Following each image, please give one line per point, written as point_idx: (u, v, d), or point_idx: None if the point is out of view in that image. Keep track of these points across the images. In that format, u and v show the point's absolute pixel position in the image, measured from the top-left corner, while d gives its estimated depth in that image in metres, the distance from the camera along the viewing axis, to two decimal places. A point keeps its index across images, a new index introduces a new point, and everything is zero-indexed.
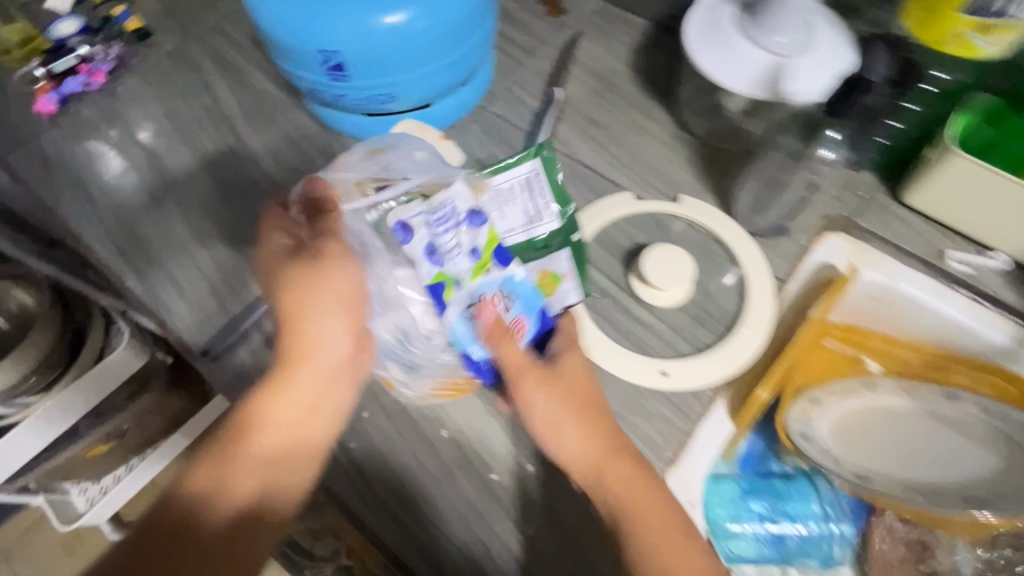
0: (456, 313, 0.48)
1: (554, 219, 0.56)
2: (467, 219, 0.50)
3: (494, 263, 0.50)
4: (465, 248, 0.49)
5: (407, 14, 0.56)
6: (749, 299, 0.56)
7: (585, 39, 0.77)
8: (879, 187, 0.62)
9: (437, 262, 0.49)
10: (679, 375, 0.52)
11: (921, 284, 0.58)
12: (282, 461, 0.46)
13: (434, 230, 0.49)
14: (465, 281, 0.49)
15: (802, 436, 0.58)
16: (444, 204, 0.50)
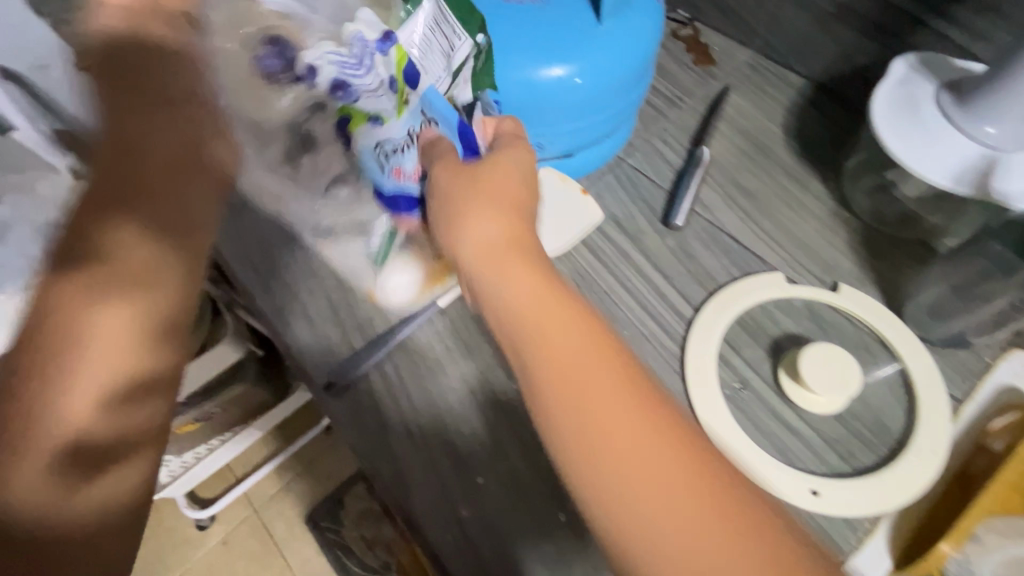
0: (366, 143, 0.48)
1: (467, 38, 0.48)
2: (373, 47, 0.45)
3: (409, 93, 0.47)
4: (383, 83, 0.46)
5: (571, 68, 0.54)
6: (919, 419, 0.49)
7: (735, 94, 0.73)
8: None
9: (353, 99, 0.46)
10: (834, 497, 0.46)
11: None
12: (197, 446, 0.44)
13: (345, 70, 0.45)
14: (386, 119, 0.47)
15: None
16: (353, 41, 0.46)
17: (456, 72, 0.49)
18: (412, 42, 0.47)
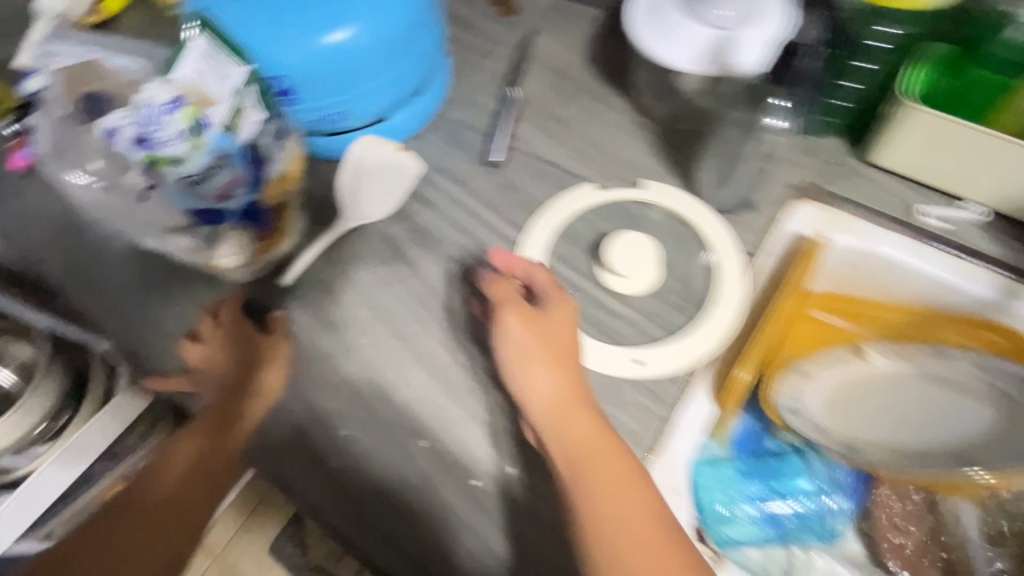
0: (170, 185, 0.51)
1: (242, 66, 0.52)
2: (166, 108, 0.49)
3: (206, 135, 0.50)
4: (178, 133, 0.49)
5: (351, 31, 0.56)
6: (719, 278, 0.55)
7: (540, 34, 0.77)
8: (846, 151, 0.61)
9: (149, 149, 0.49)
10: (653, 362, 0.52)
11: (895, 242, 0.56)
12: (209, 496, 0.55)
13: (145, 130, 0.49)
14: (184, 161, 0.50)
15: (791, 411, 0.57)
16: (145, 105, 0.49)
17: (238, 101, 0.52)
18: (190, 77, 0.50)
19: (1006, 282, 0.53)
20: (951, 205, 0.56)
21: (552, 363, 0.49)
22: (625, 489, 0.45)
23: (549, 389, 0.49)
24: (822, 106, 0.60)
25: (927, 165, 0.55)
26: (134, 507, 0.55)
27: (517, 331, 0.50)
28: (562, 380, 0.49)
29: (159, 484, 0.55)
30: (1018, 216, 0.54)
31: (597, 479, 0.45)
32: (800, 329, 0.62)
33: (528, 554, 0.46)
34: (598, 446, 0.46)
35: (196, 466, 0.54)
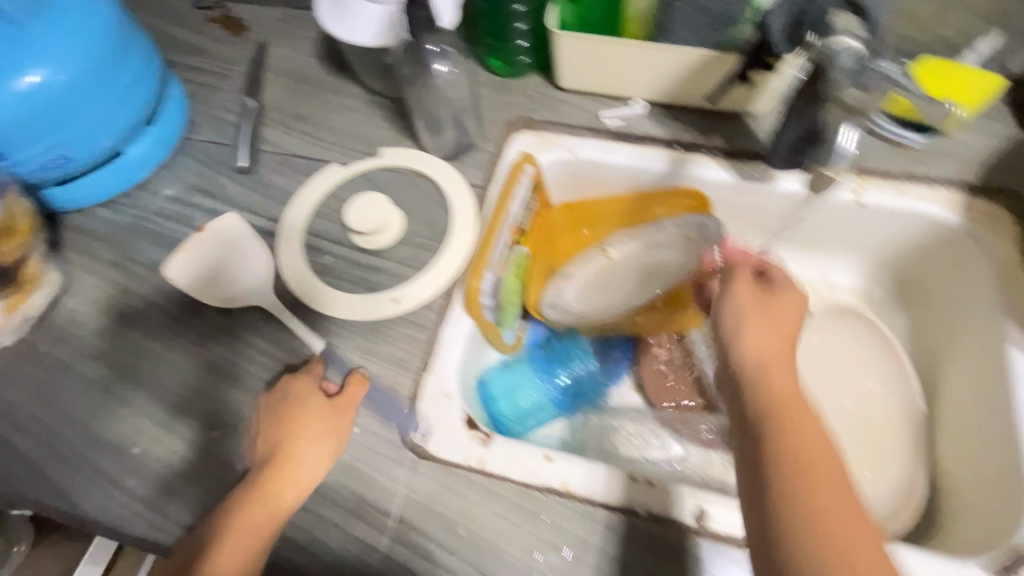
0: None
1: None
2: None
3: None
4: None
5: (43, 71, 0.56)
6: (454, 212, 0.63)
7: (272, 45, 0.82)
8: (543, 83, 0.72)
9: None
10: (408, 297, 0.58)
11: (591, 146, 0.68)
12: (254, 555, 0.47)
13: None
14: None
15: (551, 305, 0.68)
16: None
17: None
18: None
19: (673, 154, 0.66)
20: (625, 106, 0.69)
21: (778, 305, 0.53)
22: (830, 461, 0.43)
23: (779, 327, 0.51)
24: (510, 50, 0.70)
25: (595, 78, 0.67)
26: (221, 546, 0.46)
27: (747, 301, 0.53)
28: (787, 325, 0.52)
29: (237, 529, 0.47)
30: (673, 101, 0.67)
31: (779, 438, 0.44)
32: (560, 241, 0.73)
33: (328, 493, 0.51)
34: (807, 414, 0.45)
35: (264, 514, 0.47)
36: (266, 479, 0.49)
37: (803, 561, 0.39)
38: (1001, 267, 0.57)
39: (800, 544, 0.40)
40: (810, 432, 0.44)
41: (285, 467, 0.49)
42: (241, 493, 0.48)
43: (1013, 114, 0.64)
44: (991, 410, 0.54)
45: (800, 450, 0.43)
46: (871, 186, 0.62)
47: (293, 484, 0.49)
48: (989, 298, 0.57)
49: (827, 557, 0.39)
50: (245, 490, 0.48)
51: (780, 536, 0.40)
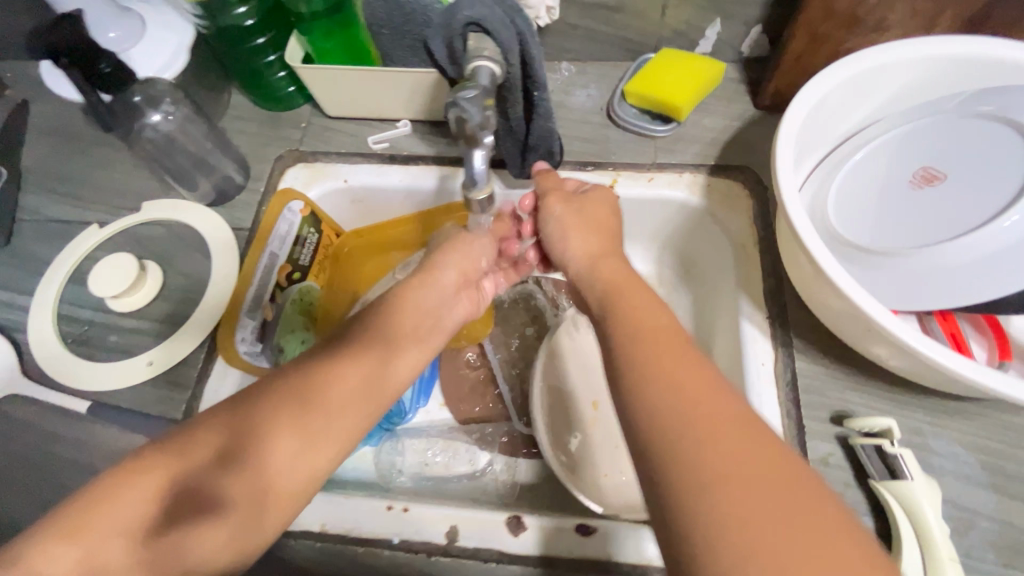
0: None
1: None
2: None
3: None
4: None
5: None
6: (216, 261, 0.62)
7: (35, 100, 0.77)
8: (313, 113, 0.71)
9: None
10: (163, 358, 0.57)
11: (364, 171, 0.68)
12: (318, 435, 0.40)
13: None
14: None
15: None
16: None
17: None
18: None
19: (440, 171, 0.67)
20: (391, 128, 0.69)
21: (598, 230, 0.50)
22: (662, 357, 0.37)
23: (588, 249, 0.49)
24: (270, 86, 0.69)
25: (355, 104, 0.67)
26: (288, 429, 0.39)
27: (564, 215, 0.51)
28: (602, 244, 0.49)
29: (298, 455, 0.39)
30: (436, 118, 0.68)
31: (634, 351, 0.38)
32: (364, 266, 0.74)
33: None
34: (659, 320, 0.40)
35: (315, 430, 0.40)
36: (312, 405, 0.40)
37: (672, 466, 0.31)
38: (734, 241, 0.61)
39: (698, 504, 0.30)
40: (673, 347, 0.37)
41: (318, 387, 0.41)
42: (283, 404, 0.40)
43: (748, 93, 0.67)
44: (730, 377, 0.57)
45: (658, 358, 0.37)
46: (624, 178, 0.65)
47: (322, 413, 0.40)
48: (729, 273, 0.61)
49: (715, 470, 0.31)
50: (280, 406, 0.40)
51: (665, 448, 0.32)
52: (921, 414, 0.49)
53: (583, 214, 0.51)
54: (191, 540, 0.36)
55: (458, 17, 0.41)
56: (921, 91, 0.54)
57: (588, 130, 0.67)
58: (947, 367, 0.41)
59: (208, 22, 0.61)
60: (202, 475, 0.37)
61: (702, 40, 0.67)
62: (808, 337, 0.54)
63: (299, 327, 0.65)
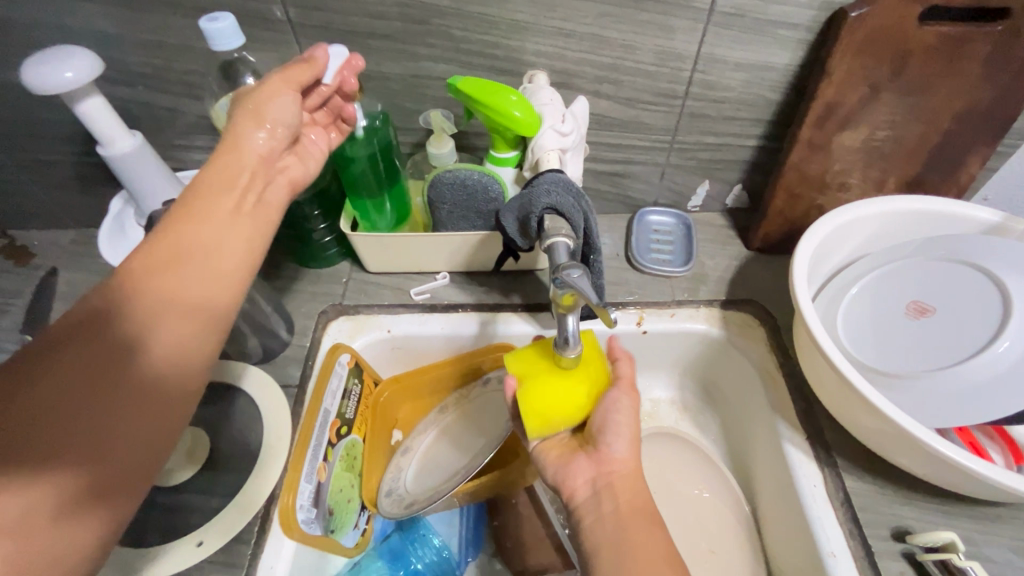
0: None
1: None
2: None
3: None
4: None
5: None
6: (266, 421, 0.61)
7: (64, 269, 0.77)
8: (353, 269, 0.76)
9: None
10: (213, 536, 0.54)
11: (407, 321, 0.72)
12: (146, 410, 0.38)
13: None
14: None
15: (389, 492, 0.67)
16: None
17: None
18: None
19: (481, 315, 0.72)
20: (431, 280, 0.75)
21: (635, 434, 0.52)
22: (641, 543, 0.47)
23: (631, 454, 0.52)
24: (317, 246, 0.74)
25: (399, 260, 0.73)
26: (192, 276, 0.42)
27: (625, 412, 0.53)
28: (636, 457, 0.52)
29: (172, 303, 0.40)
30: (471, 270, 0.75)
31: (642, 550, 0.47)
32: (408, 407, 0.75)
33: None
34: (645, 501, 0.50)
35: (233, 204, 0.46)
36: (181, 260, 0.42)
37: None
38: (760, 368, 0.67)
39: None
40: (663, 547, 0.47)
41: (190, 220, 0.43)
42: (195, 202, 0.44)
43: (739, 237, 0.79)
44: (782, 495, 0.61)
45: (639, 552, 0.47)
46: (648, 316, 0.72)
47: (210, 219, 0.44)
48: (759, 397, 0.67)
49: None
50: (165, 246, 0.42)
51: None
52: (965, 521, 0.54)
53: (629, 415, 0.53)
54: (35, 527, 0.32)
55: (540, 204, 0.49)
56: (913, 227, 0.65)
57: (610, 274, 0.75)
58: (968, 467, 0.48)
59: None
60: (90, 394, 0.36)
61: (694, 196, 0.80)
62: (848, 454, 0.59)
63: (347, 486, 0.64)
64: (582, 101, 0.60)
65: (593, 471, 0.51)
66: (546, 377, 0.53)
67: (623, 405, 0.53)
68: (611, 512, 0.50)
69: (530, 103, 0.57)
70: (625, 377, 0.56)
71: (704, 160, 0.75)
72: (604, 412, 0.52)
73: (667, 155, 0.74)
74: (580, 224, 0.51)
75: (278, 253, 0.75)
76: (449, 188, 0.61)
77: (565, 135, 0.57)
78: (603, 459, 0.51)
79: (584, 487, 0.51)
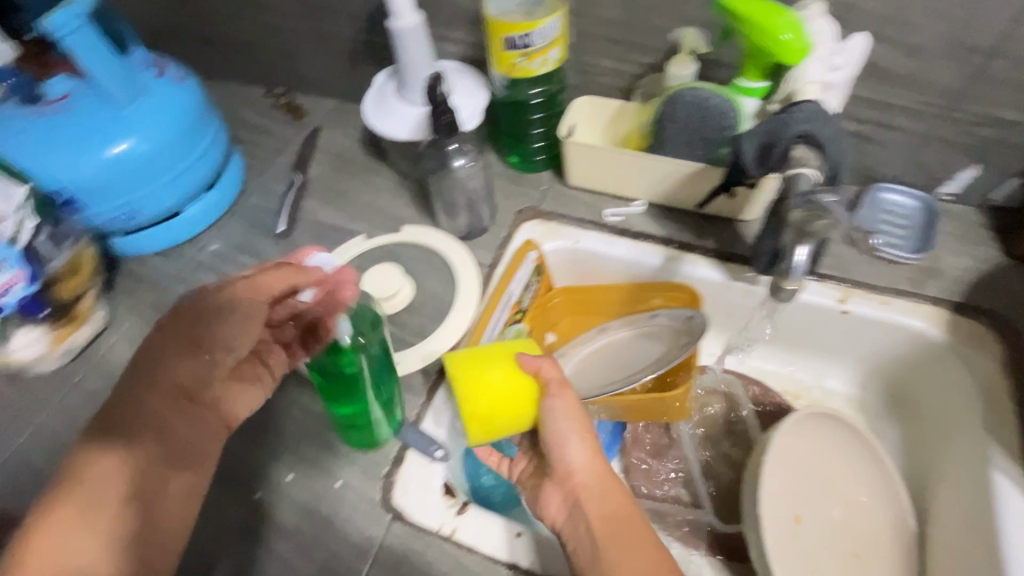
0: None
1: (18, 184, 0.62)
2: None
3: None
4: None
5: (132, 140, 0.67)
6: (459, 287, 0.70)
7: (324, 129, 0.92)
8: (554, 178, 0.80)
9: None
10: (406, 362, 0.65)
11: (594, 238, 0.75)
12: (183, 427, 0.50)
13: None
14: None
15: None
16: None
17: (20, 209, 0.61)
18: None
19: (668, 251, 0.72)
20: (626, 205, 0.76)
21: (587, 438, 0.53)
22: (619, 529, 0.50)
23: (585, 462, 0.52)
24: (529, 150, 0.79)
25: (602, 179, 0.75)
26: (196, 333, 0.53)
27: (567, 425, 0.52)
28: (596, 464, 0.53)
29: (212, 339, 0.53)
30: (669, 204, 0.74)
31: (631, 556, 0.48)
32: (570, 317, 0.79)
33: (304, 539, 0.56)
34: (614, 506, 0.51)
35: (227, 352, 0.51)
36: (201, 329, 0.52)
37: None
38: (983, 388, 0.59)
39: None
40: (644, 548, 0.49)
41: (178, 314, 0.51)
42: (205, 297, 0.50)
43: (996, 241, 0.67)
44: (970, 525, 0.54)
45: (627, 558, 0.48)
46: (855, 297, 0.65)
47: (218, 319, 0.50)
48: (971, 417, 0.58)
49: None
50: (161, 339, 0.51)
51: None
52: None
53: (570, 420, 0.53)
54: (179, 486, 0.49)
55: (796, 130, 0.47)
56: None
57: None
58: None
59: (508, 93, 0.73)
60: (160, 427, 0.49)
61: (952, 181, 0.68)
62: None
63: None
64: (860, 38, 0.54)
65: (560, 495, 0.53)
66: (501, 405, 0.52)
67: (561, 411, 0.52)
68: (583, 523, 0.51)
69: (802, 25, 0.52)
70: (554, 381, 0.53)
71: (981, 141, 0.63)
72: (552, 423, 0.52)
73: (938, 125, 0.64)
74: (835, 158, 0.47)
75: (492, 150, 0.81)
76: (684, 107, 0.61)
77: (833, 70, 0.53)
78: (564, 476, 0.53)
79: (557, 509, 0.53)
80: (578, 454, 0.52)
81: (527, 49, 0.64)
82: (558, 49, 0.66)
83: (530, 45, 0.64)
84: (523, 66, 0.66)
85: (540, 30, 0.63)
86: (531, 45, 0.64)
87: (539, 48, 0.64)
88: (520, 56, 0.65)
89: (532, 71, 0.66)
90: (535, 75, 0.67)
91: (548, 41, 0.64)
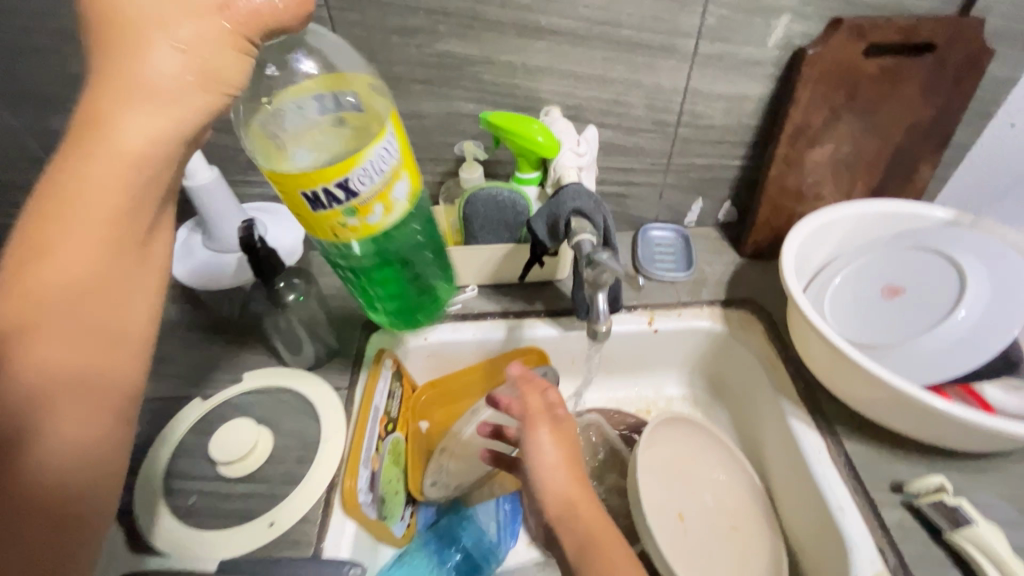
0: None
1: None
2: None
3: None
4: None
5: None
6: (321, 416, 0.68)
7: None
8: None
9: None
10: (283, 518, 0.59)
11: (440, 330, 0.80)
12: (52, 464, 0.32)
13: None
14: None
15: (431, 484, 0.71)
16: None
17: None
18: None
19: (507, 322, 0.80)
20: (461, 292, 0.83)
21: (562, 460, 0.56)
22: (593, 527, 0.51)
23: (556, 472, 0.55)
24: (411, 300, 0.67)
25: None
26: (71, 259, 0.34)
27: (537, 443, 0.57)
28: (567, 474, 0.55)
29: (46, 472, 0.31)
30: (497, 282, 0.83)
31: (611, 556, 0.48)
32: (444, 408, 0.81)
33: None
34: (593, 511, 0.53)
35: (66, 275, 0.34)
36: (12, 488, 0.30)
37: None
38: (761, 355, 0.75)
39: None
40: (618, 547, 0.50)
41: (65, 237, 0.34)
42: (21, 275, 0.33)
43: (732, 245, 0.89)
44: (793, 471, 0.67)
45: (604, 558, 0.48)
46: (658, 316, 0.80)
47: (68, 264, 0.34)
48: (763, 381, 0.74)
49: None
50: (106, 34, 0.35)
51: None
52: (956, 472, 0.60)
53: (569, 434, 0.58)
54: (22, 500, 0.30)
55: (569, 207, 0.59)
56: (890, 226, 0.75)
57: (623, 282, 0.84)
58: (980, 422, 0.54)
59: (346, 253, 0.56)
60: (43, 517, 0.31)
61: (690, 213, 0.90)
62: (849, 424, 0.65)
63: (395, 479, 0.69)
64: (592, 129, 0.72)
65: None
66: None
67: (531, 440, 0.57)
68: (552, 515, 0.53)
69: (550, 130, 0.68)
70: (558, 403, 0.61)
71: (699, 179, 0.85)
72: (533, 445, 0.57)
73: (666, 176, 0.84)
74: (601, 223, 0.60)
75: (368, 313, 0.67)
76: (483, 204, 0.71)
77: (581, 156, 0.69)
78: (541, 471, 0.55)
79: None
80: (561, 471, 0.55)
81: (351, 200, 0.48)
82: (403, 182, 0.52)
83: (353, 194, 0.48)
84: (352, 223, 0.50)
85: (371, 164, 0.47)
86: (352, 193, 0.48)
87: (365, 198, 0.48)
88: (346, 211, 0.49)
89: (376, 225, 0.51)
90: (379, 228, 0.52)
91: (387, 175, 0.49)
